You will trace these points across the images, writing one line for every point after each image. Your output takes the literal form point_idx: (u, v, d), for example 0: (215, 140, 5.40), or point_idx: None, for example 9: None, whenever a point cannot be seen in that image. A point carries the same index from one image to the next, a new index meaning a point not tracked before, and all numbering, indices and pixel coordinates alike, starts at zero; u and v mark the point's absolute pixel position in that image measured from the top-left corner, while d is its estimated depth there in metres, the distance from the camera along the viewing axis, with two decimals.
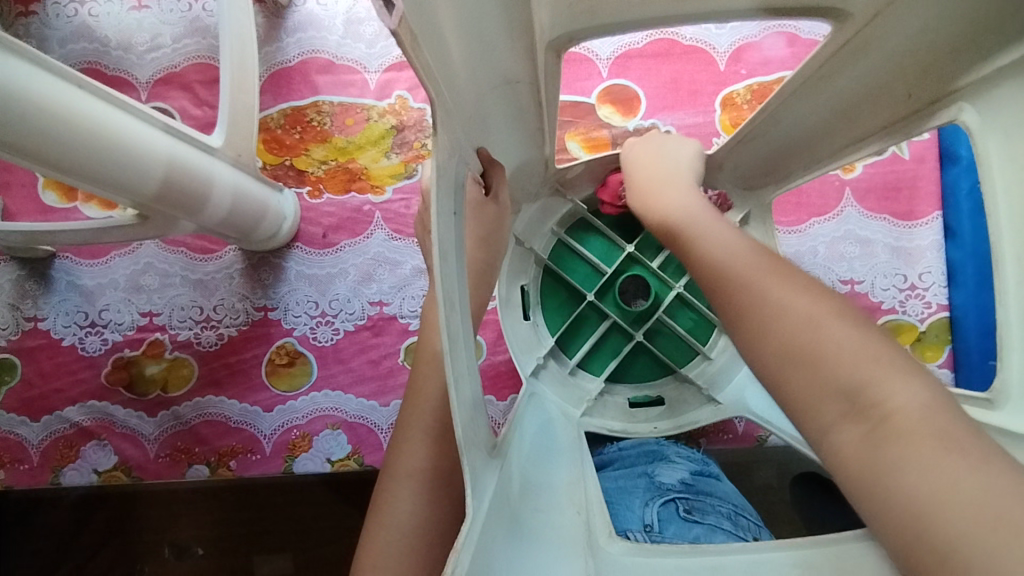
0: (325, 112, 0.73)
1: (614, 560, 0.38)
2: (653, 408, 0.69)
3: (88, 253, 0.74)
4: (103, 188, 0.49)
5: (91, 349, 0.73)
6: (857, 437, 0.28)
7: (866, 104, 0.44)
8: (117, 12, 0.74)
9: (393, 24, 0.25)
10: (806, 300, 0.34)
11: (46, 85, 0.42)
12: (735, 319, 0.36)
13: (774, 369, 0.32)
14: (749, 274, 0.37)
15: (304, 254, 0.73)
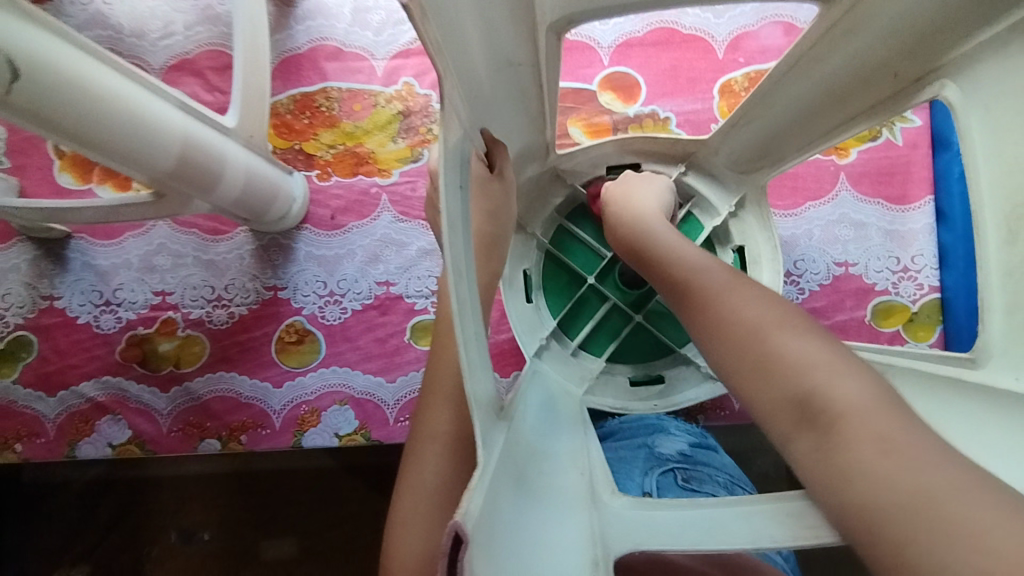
0: (333, 98, 0.75)
1: (614, 513, 0.43)
2: (652, 386, 0.70)
3: (103, 235, 0.76)
4: (131, 166, 0.52)
5: (106, 327, 0.75)
6: (811, 438, 0.33)
7: (852, 85, 0.46)
8: (131, 0, 0.76)
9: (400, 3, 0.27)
10: (767, 319, 0.38)
11: (83, 66, 0.44)
12: (710, 344, 0.40)
13: (745, 388, 0.37)
14: (727, 304, 0.40)
15: (313, 235, 0.75)
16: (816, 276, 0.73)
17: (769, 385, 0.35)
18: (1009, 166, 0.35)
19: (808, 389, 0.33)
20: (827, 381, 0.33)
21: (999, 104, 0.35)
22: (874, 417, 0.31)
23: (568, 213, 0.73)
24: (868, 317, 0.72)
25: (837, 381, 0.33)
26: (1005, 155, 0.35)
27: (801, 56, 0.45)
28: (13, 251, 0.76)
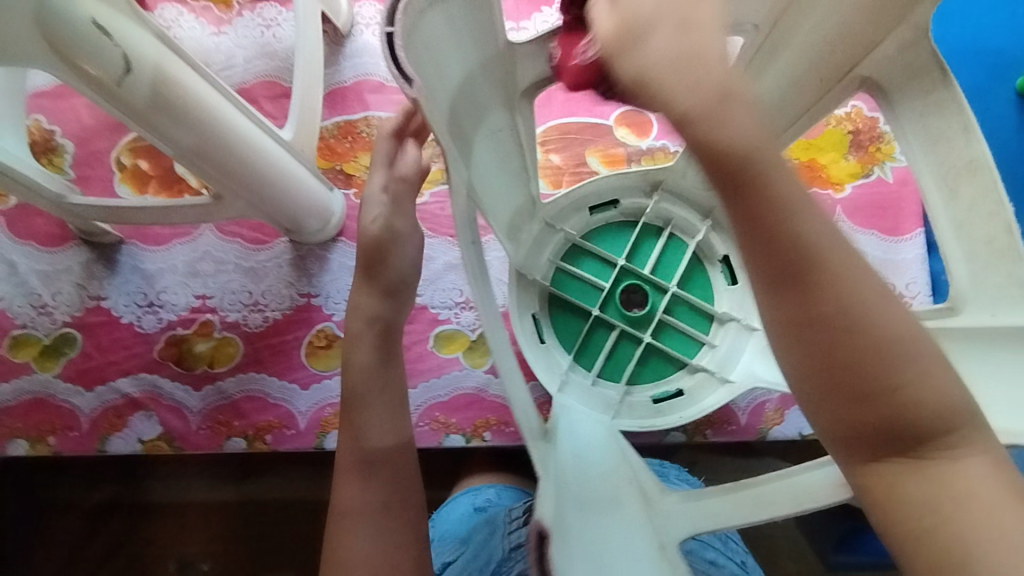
0: (374, 126, 0.83)
1: (669, 509, 0.46)
2: (675, 401, 0.73)
3: (152, 241, 0.82)
4: (206, 165, 0.58)
5: (147, 326, 0.79)
6: (910, 473, 0.34)
7: (788, 98, 0.54)
8: (199, 35, 0.85)
9: (412, 92, 0.35)
10: (912, 345, 0.33)
11: (183, 71, 0.50)
12: (830, 371, 0.33)
13: (857, 414, 0.33)
14: (887, 329, 0.33)
15: (347, 248, 0.80)
16: None
17: (879, 413, 0.33)
18: (931, 151, 0.46)
19: (932, 425, 0.33)
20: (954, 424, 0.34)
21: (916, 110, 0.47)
22: (992, 473, 0.34)
23: (562, 255, 0.75)
24: None
25: (965, 425, 0.34)
26: (936, 137, 0.46)
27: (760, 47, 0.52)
28: (67, 253, 0.81)
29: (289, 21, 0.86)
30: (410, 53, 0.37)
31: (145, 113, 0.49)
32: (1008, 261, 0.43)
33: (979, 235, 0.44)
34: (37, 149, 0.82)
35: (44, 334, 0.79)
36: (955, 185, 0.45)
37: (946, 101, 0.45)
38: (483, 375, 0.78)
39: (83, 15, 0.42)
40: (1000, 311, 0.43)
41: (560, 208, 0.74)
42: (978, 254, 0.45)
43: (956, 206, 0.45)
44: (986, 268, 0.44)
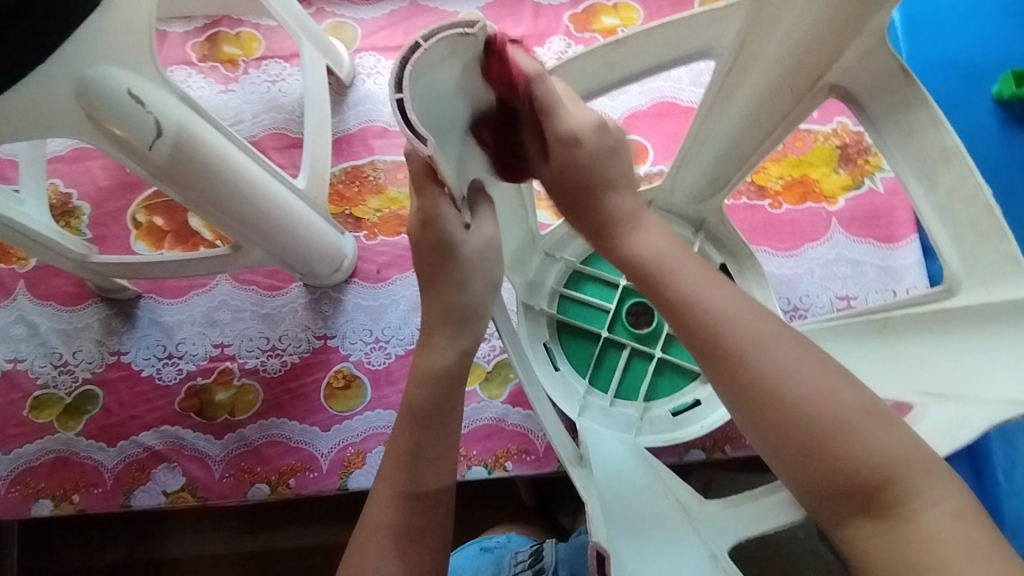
0: (379, 169, 0.86)
1: (710, 519, 0.47)
2: (693, 411, 0.73)
3: (169, 294, 0.83)
4: (227, 216, 0.60)
5: (167, 378, 0.80)
6: (874, 525, 0.39)
7: (765, 109, 0.55)
8: (208, 94, 0.89)
9: (426, 150, 0.38)
10: (843, 407, 0.39)
11: (207, 130, 0.52)
12: (772, 438, 0.40)
13: (806, 475, 0.40)
14: (811, 397, 0.39)
15: (360, 288, 0.82)
16: (821, 309, 0.79)
17: (825, 472, 0.39)
18: (907, 145, 0.48)
19: (878, 478, 0.38)
20: (905, 477, 0.38)
21: (884, 115, 0.49)
22: (952, 522, 0.37)
23: (565, 282, 0.77)
24: None
25: (912, 477, 0.38)
26: (909, 131, 0.47)
27: (731, 67, 0.51)
28: (87, 311, 0.83)
29: (294, 76, 0.89)
30: (416, 109, 0.39)
31: (173, 172, 0.52)
32: (993, 239, 0.44)
33: (964, 218, 0.45)
34: (55, 212, 0.85)
35: (65, 392, 0.80)
36: (933, 175, 0.46)
37: (916, 103, 0.46)
38: (501, 406, 0.79)
39: (118, 87, 0.45)
40: (995, 288, 0.44)
41: (558, 238, 0.76)
42: (964, 237, 0.46)
43: (937, 194, 0.47)
44: (974, 249, 0.45)
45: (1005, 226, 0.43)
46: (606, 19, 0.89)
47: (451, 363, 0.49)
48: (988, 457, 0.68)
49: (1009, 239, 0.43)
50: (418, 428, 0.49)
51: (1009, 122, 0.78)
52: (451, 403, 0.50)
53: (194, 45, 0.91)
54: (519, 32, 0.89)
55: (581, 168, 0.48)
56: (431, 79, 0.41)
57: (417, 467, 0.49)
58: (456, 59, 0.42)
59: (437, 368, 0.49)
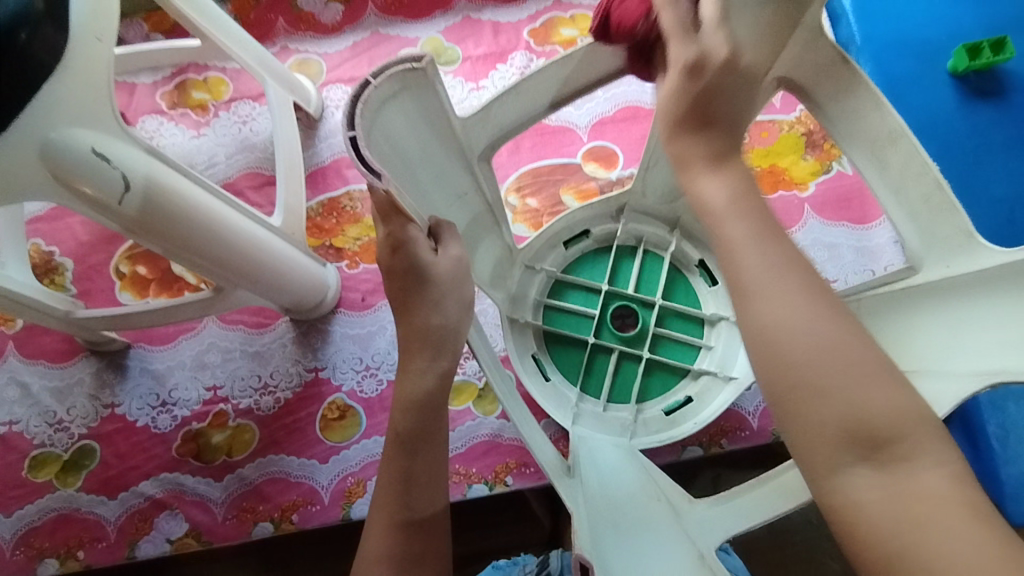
0: (356, 199, 0.87)
1: (700, 517, 0.48)
2: (685, 409, 0.74)
3: (158, 342, 0.84)
4: (205, 260, 0.61)
5: (162, 426, 0.81)
6: (875, 479, 0.34)
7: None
8: (181, 140, 0.90)
9: (382, 185, 0.39)
10: (859, 359, 0.35)
11: (177, 179, 0.53)
12: (781, 373, 0.36)
13: (809, 415, 0.35)
14: (831, 341, 0.36)
15: (346, 317, 0.83)
16: None
17: (840, 415, 0.34)
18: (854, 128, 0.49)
19: (885, 431, 0.34)
20: (908, 434, 0.34)
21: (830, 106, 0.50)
22: (951, 482, 0.33)
23: (547, 292, 0.78)
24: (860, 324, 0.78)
25: (920, 439, 0.34)
26: (854, 117, 0.48)
27: None
28: (77, 366, 0.83)
29: (264, 115, 0.91)
30: (369, 148, 0.40)
31: (146, 223, 0.52)
32: (946, 214, 0.46)
33: (916, 196, 0.47)
34: (39, 271, 0.86)
35: (63, 449, 0.80)
36: (883, 157, 0.48)
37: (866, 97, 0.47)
38: (496, 421, 0.79)
39: (83, 146, 0.46)
40: (955, 261, 0.46)
41: (536, 249, 0.77)
42: (920, 212, 0.47)
43: (890, 174, 0.48)
44: (931, 222, 0.47)
45: (956, 201, 0.45)
46: (565, 30, 0.91)
47: (433, 387, 0.50)
48: (982, 426, 0.68)
49: (962, 212, 0.45)
50: (410, 453, 0.49)
51: (968, 94, 0.80)
52: (438, 424, 0.50)
53: (163, 94, 0.92)
54: (481, 52, 0.91)
55: (708, 97, 0.42)
56: (381, 114, 0.42)
57: (414, 491, 0.49)
58: (406, 93, 0.44)
59: (419, 395, 0.50)
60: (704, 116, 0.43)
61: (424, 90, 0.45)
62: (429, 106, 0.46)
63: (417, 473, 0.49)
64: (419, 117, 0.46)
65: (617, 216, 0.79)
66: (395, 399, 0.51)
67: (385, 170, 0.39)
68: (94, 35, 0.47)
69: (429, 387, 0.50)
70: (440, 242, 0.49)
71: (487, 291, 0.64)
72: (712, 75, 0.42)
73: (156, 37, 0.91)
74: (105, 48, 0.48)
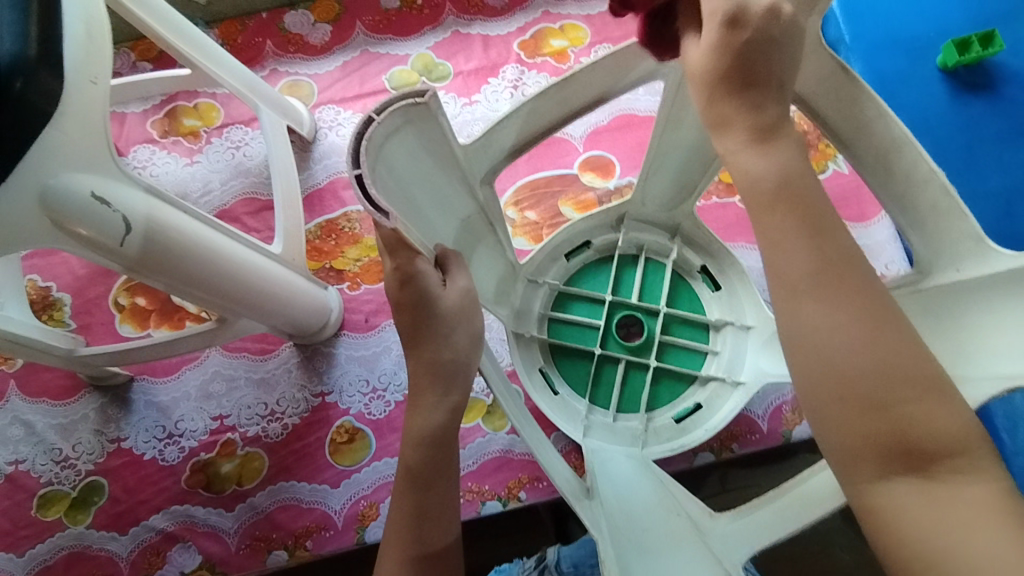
0: (354, 220, 0.86)
1: (723, 534, 0.48)
2: (695, 416, 0.73)
3: (162, 373, 0.83)
4: (210, 294, 0.60)
5: (170, 458, 0.80)
6: (919, 487, 0.34)
7: None
8: (174, 168, 0.89)
9: (390, 224, 0.38)
10: (913, 372, 0.35)
11: (177, 217, 0.53)
12: (837, 377, 0.35)
13: (858, 420, 0.35)
14: (884, 357, 0.35)
15: (350, 339, 0.83)
16: None
17: (890, 424, 0.34)
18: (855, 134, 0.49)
19: (933, 444, 0.34)
20: (956, 444, 0.35)
21: (829, 116, 0.51)
22: (990, 493, 0.34)
23: (551, 304, 0.77)
24: None
25: (961, 450, 0.35)
26: (854, 125, 0.49)
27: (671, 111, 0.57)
28: (81, 402, 0.83)
29: (257, 139, 0.90)
30: (375, 184, 0.40)
31: (148, 263, 0.52)
32: (954, 219, 0.46)
33: (924, 201, 0.47)
34: (36, 307, 0.85)
35: (70, 486, 0.80)
36: (887, 164, 0.48)
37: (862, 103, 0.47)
38: (507, 437, 0.79)
39: (83, 190, 0.46)
40: (962, 265, 0.47)
41: (537, 263, 0.77)
42: (926, 220, 0.48)
43: (894, 182, 0.49)
44: (937, 229, 0.47)
45: (964, 207, 0.45)
46: (555, 41, 0.91)
47: (447, 418, 0.50)
48: (990, 420, 0.69)
49: (970, 217, 0.45)
50: (426, 484, 0.49)
51: (959, 89, 0.80)
52: (452, 452, 0.50)
53: (154, 123, 0.91)
54: (472, 66, 0.91)
55: (749, 64, 0.37)
56: (385, 148, 0.42)
57: (422, 527, 0.49)
58: (408, 126, 0.44)
59: (431, 423, 0.49)
60: (744, 86, 0.38)
61: (424, 120, 0.45)
62: (429, 138, 0.46)
63: (428, 506, 0.49)
64: (421, 148, 0.46)
65: (617, 226, 0.79)
66: (409, 430, 0.51)
67: (392, 209, 0.39)
68: (87, 79, 0.47)
69: (440, 418, 0.50)
70: (447, 270, 0.49)
71: (492, 310, 0.64)
72: (752, 34, 0.37)
73: (143, 65, 0.91)
74: (99, 90, 0.48)
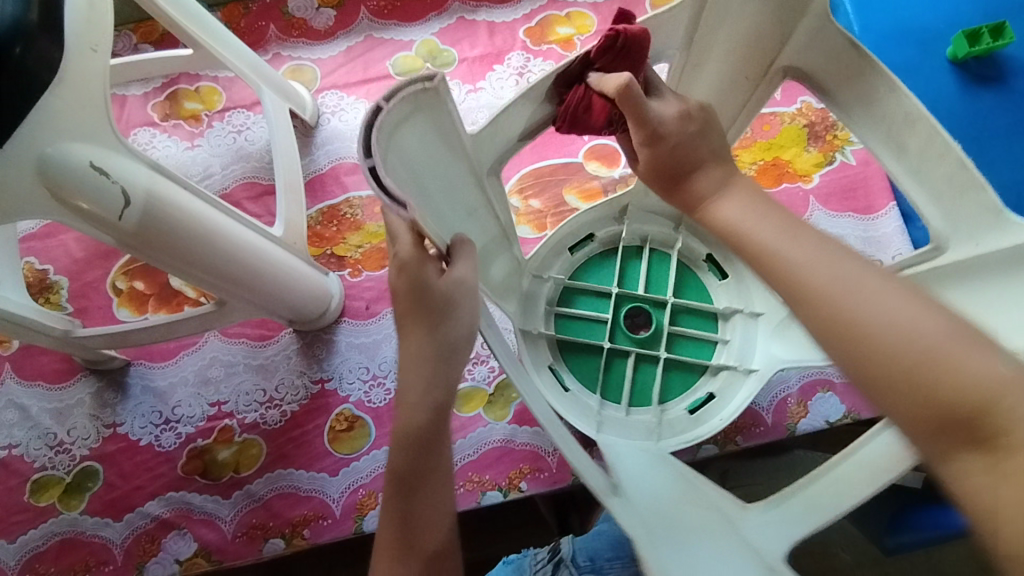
0: (356, 206, 0.85)
1: (754, 523, 0.49)
2: (709, 406, 0.72)
3: (159, 358, 0.82)
4: (207, 275, 0.59)
5: (166, 444, 0.79)
6: (979, 461, 0.30)
7: (728, 102, 0.57)
8: (175, 152, 0.88)
9: (408, 214, 0.39)
10: (931, 329, 0.33)
11: (177, 193, 0.51)
12: (848, 353, 0.35)
13: (897, 398, 0.33)
14: (894, 321, 0.33)
15: (351, 326, 0.82)
16: None
17: (916, 394, 0.32)
18: (866, 109, 0.49)
19: (976, 404, 0.30)
20: (1015, 401, 0.29)
21: (839, 92, 0.50)
22: None
23: (557, 299, 0.76)
24: None
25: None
26: (869, 101, 0.48)
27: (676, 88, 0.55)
28: (76, 387, 0.82)
29: (259, 124, 0.89)
30: (389, 174, 0.40)
31: (145, 240, 0.51)
32: (971, 193, 0.46)
33: (939, 176, 0.47)
34: (33, 289, 0.84)
35: (64, 472, 0.78)
36: (900, 140, 0.48)
37: (880, 87, 0.47)
38: (508, 427, 0.78)
39: (82, 160, 0.45)
40: (982, 238, 0.47)
41: (541, 258, 0.76)
42: (943, 195, 0.47)
43: (908, 157, 0.48)
44: (954, 205, 0.47)
45: (982, 181, 0.45)
46: (561, 29, 0.90)
47: (449, 400, 0.49)
48: None
49: (989, 190, 0.45)
50: (428, 467, 0.48)
51: (968, 81, 0.79)
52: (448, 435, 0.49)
53: (155, 106, 0.90)
54: (477, 53, 0.90)
55: (678, 151, 0.48)
56: (395, 137, 0.42)
57: (422, 511, 0.48)
58: (418, 115, 0.44)
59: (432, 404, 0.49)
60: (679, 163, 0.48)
61: (434, 109, 0.45)
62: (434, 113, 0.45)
63: (427, 487, 0.48)
64: (430, 140, 0.46)
65: (621, 218, 0.78)
66: None
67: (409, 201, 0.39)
68: (88, 46, 0.46)
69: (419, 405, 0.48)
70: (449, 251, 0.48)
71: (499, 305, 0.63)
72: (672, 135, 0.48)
73: (144, 48, 0.90)
74: (99, 59, 0.47)
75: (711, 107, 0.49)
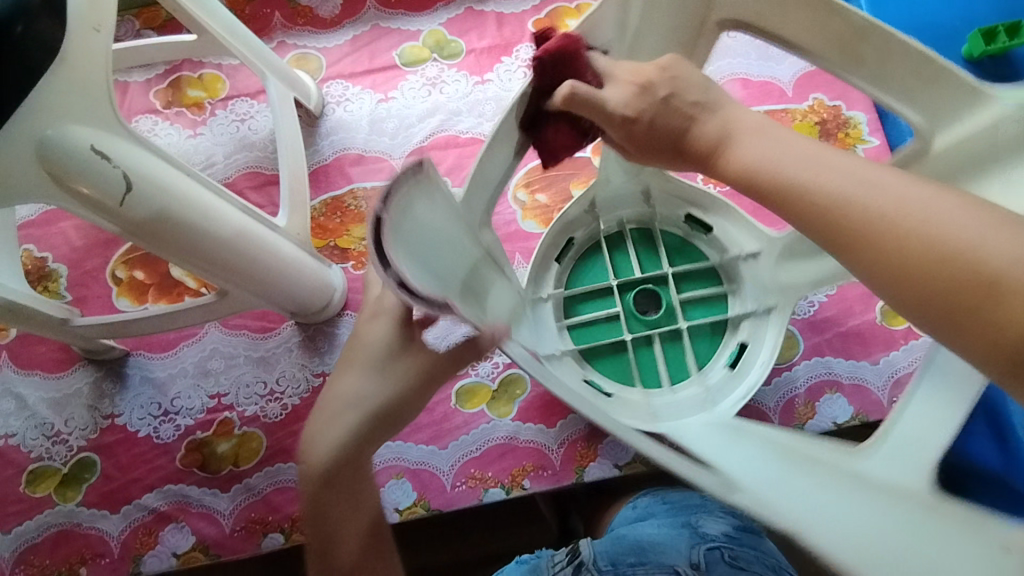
0: (360, 198, 0.84)
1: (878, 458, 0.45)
2: (746, 352, 0.70)
3: (158, 349, 0.81)
4: (213, 269, 0.58)
5: (165, 436, 0.78)
6: None
7: None
8: (177, 140, 0.87)
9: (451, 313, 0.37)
10: (996, 255, 0.32)
11: (183, 182, 0.50)
12: (910, 292, 0.34)
13: (961, 335, 0.33)
14: (957, 254, 0.33)
15: (354, 319, 0.81)
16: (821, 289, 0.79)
17: (981, 331, 0.32)
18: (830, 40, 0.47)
19: None
20: None
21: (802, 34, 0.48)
22: None
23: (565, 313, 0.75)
24: (879, 318, 0.78)
25: None
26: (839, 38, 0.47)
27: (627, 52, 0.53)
28: (74, 377, 0.81)
29: (262, 113, 0.88)
30: (415, 274, 0.37)
31: (149, 232, 0.49)
32: (942, 80, 0.45)
33: (904, 75, 0.46)
34: (32, 277, 0.83)
35: (61, 463, 0.77)
36: (867, 60, 0.47)
37: (890, 46, 0.45)
38: (512, 424, 0.77)
39: (82, 143, 0.44)
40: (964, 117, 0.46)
41: (532, 278, 0.73)
42: (915, 91, 0.47)
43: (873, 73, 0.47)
44: (929, 99, 0.47)
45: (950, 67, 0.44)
46: (570, 21, 0.89)
47: None
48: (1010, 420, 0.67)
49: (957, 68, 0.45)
50: None
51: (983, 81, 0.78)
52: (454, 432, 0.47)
53: (157, 93, 0.89)
54: (485, 44, 0.88)
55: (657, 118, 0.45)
56: (403, 232, 0.39)
57: None
58: (415, 199, 0.41)
59: None
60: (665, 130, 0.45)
61: (426, 186, 0.42)
62: None
63: None
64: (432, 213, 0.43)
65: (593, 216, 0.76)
66: None
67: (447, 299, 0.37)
68: (90, 26, 0.45)
69: (327, 464, 0.49)
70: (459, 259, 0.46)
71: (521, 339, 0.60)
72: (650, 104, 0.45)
73: (147, 33, 0.88)
74: (102, 39, 0.46)
75: (671, 65, 0.45)
